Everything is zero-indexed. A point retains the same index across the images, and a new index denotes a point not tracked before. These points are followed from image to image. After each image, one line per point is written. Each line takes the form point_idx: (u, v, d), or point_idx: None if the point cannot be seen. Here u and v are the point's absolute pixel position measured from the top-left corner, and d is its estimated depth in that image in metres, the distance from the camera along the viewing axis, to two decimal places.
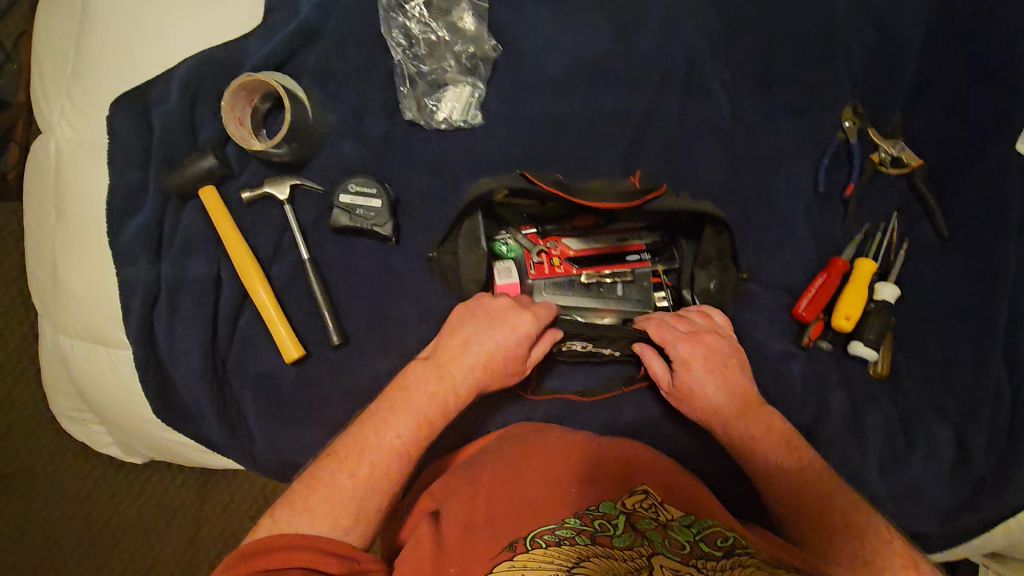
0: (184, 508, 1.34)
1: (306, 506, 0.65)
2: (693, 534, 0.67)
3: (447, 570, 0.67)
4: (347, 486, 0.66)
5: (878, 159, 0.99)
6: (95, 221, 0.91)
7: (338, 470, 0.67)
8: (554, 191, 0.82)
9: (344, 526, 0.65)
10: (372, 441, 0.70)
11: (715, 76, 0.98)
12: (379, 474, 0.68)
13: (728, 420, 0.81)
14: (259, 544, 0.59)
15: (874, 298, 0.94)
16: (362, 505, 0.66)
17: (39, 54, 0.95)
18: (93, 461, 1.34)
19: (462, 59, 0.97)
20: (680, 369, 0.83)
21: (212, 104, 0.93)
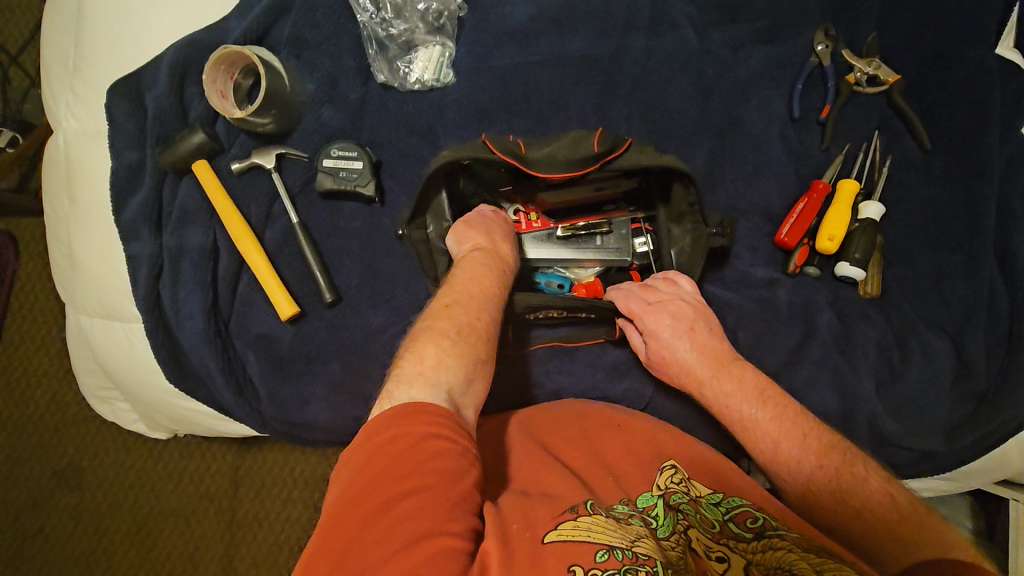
0: (220, 491, 1.40)
1: (449, 348, 0.69)
2: (722, 514, 0.69)
3: (511, 526, 0.62)
4: (476, 328, 0.73)
5: (854, 80, 0.98)
6: (105, 205, 0.99)
7: (465, 315, 0.74)
8: (510, 160, 0.84)
9: (481, 361, 0.72)
10: (479, 294, 0.77)
11: (679, 12, 1.01)
12: (493, 317, 0.77)
13: (704, 380, 0.83)
14: (410, 407, 0.60)
15: (858, 217, 0.93)
16: (485, 349, 0.73)
17: (43, 53, 1.02)
18: (133, 452, 1.42)
19: (430, 18, 1.01)
20: (648, 338, 0.86)
21: (199, 83, 0.99)
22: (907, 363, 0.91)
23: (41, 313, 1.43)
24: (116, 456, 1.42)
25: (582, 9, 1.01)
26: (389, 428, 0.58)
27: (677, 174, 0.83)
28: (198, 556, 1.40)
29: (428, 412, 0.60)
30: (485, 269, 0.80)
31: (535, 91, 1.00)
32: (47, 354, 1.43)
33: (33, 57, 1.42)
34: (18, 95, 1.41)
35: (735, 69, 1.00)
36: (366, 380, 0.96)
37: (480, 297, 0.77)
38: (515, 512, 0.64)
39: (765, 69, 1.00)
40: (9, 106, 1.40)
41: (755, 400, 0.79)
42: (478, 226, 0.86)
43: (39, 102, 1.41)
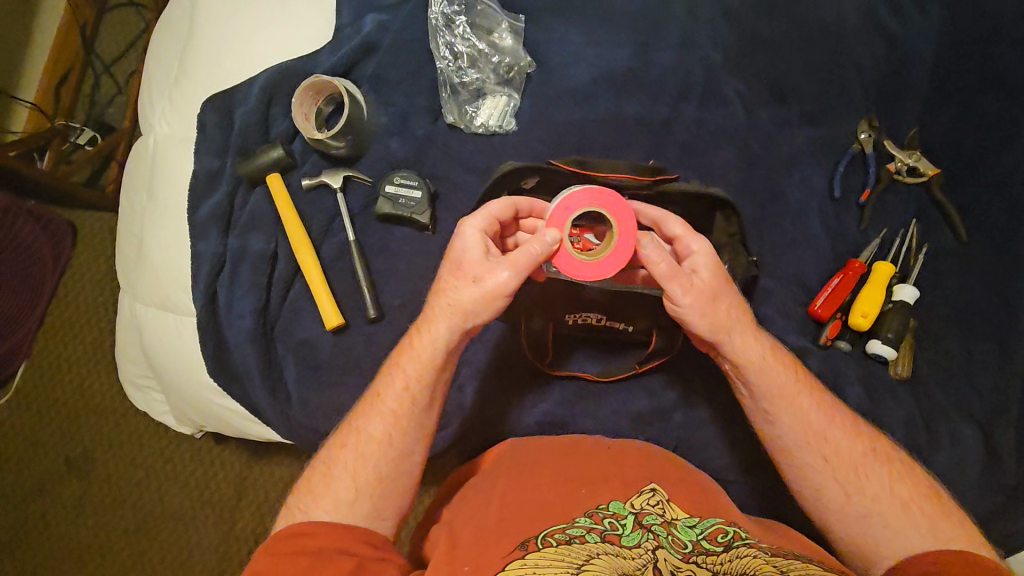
0: (221, 504, 1.45)
1: (316, 499, 0.73)
2: (695, 534, 0.69)
3: (460, 568, 0.68)
4: (339, 466, 0.74)
5: (894, 168, 1.02)
6: (177, 200, 1.06)
7: (334, 454, 0.76)
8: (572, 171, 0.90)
9: (374, 482, 0.74)
10: (381, 416, 0.76)
11: (732, 88, 1.07)
12: (376, 440, 0.75)
13: (752, 337, 0.76)
14: (271, 543, 0.68)
15: (892, 298, 0.96)
16: (382, 464, 0.74)
17: (150, 68, 1.14)
18: (144, 452, 1.49)
19: (500, 71, 1.09)
20: (705, 270, 0.74)
21: (284, 105, 1.08)
22: (935, 447, 0.91)
23: (83, 304, 1.52)
24: (130, 452, 1.49)
25: (642, 76, 1.08)
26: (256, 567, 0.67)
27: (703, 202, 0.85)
28: (191, 564, 1.46)
29: (288, 538, 0.68)
30: (384, 374, 0.78)
31: (589, 146, 1.07)
32: (83, 345, 1.51)
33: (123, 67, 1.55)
34: (106, 100, 1.54)
35: (781, 146, 1.05)
36: None
37: (363, 415, 0.77)
38: (468, 554, 0.70)
39: (809, 149, 1.05)
40: (95, 109, 1.54)
41: (776, 371, 0.75)
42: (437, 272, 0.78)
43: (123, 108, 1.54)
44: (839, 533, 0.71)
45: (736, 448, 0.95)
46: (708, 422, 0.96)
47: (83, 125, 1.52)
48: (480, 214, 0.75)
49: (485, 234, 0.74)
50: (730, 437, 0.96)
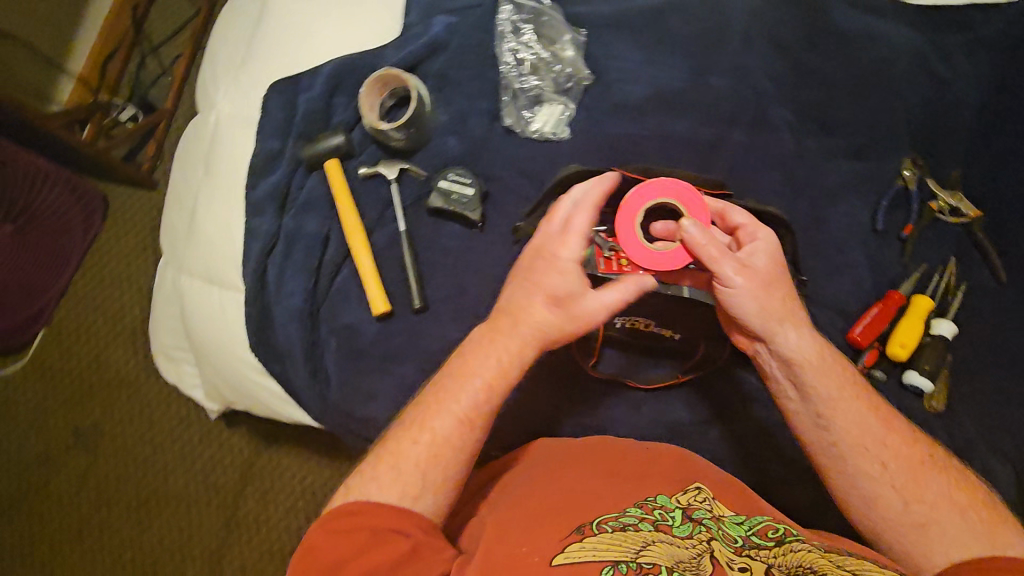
0: (227, 483, 1.50)
1: (379, 483, 0.73)
2: (743, 530, 0.73)
3: (521, 547, 0.70)
4: (407, 457, 0.74)
5: (936, 207, 1.05)
6: (234, 178, 1.09)
7: (402, 444, 0.75)
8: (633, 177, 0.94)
9: (443, 484, 0.74)
10: (453, 423, 0.75)
11: (782, 116, 1.10)
12: (450, 444, 0.75)
13: (798, 328, 0.79)
14: (329, 515, 0.71)
15: (930, 332, 0.98)
16: (450, 468, 0.75)
17: (216, 48, 1.17)
18: (155, 429, 1.53)
19: (559, 81, 1.12)
20: (756, 254, 0.79)
21: (347, 94, 1.11)
22: None
23: (107, 276, 1.58)
24: (138, 428, 1.54)
25: (695, 97, 1.11)
26: (314, 539, 0.70)
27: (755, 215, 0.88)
28: (189, 545, 1.49)
29: (344, 514, 0.71)
30: (457, 377, 0.77)
31: (638, 159, 1.09)
32: (105, 317, 1.57)
33: (171, 53, 1.64)
34: (151, 81, 1.63)
35: (828, 176, 1.08)
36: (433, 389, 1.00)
37: (433, 412, 0.76)
38: (524, 534, 0.73)
39: (855, 181, 1.07)
40: (140, 89, 1.62)
41: (827, 365, 0.78)
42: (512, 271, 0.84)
43: (166, 88, 1.63)
44: (893, 541, 0.73)
45: (768, 466, 0.96)
46: (743, 438, 0.98)
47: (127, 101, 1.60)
48: (572, 238, 0.79)
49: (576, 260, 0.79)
50: (763, 455, 0.97)
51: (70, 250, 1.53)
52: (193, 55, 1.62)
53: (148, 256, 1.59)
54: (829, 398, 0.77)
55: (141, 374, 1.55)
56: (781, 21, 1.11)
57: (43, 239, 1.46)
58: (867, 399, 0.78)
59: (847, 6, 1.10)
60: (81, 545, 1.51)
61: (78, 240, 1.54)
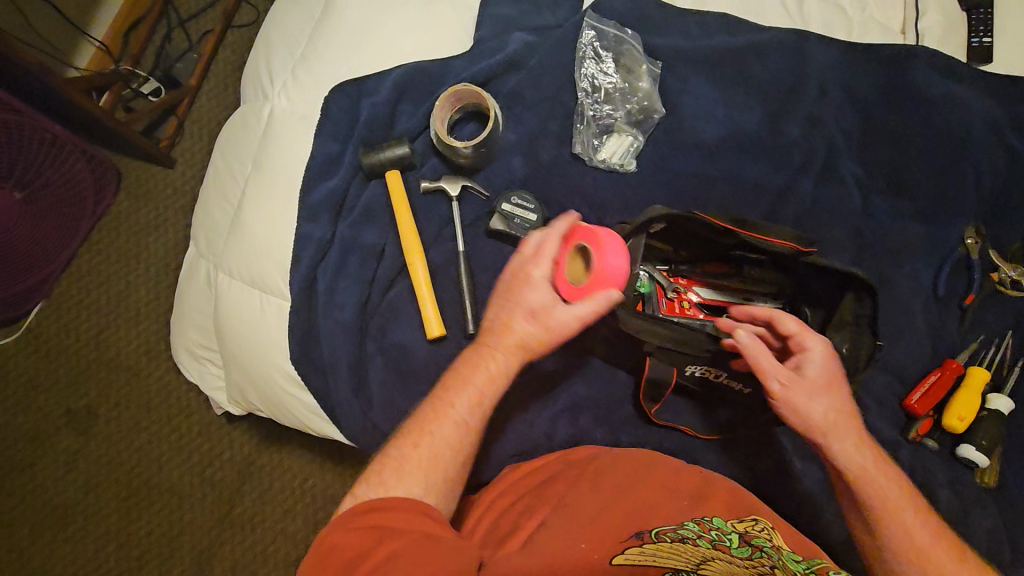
0: (225, 479, 1.44)
1: (389, 488, 0.71)
2: (803, 565, 0.69)
3: (579, 543, 0.73)
4: (412, 465, 0.73)
5: (998, 279, 1.05)
6: (286, 179, 1.03)
7: (404, 447, 0.75)
8: (720, 225, 0.91)
9: (437, 482, 0.73)
10: (449, 427, 0.76)
11: (851, 170, 1.09)
12: (446, 444, 0.75)
13: (850, 438, 0.78)
14: (348, 511, 0.70)
15: (986, 406, 0.97)
16: (448, 466, 0.74)
17: (274, 40, 1.12)
18: (153, 418, 1.46)
19: (632, 113, 1.09)
20: (807, 364, 0.80)
21: (412, 102, 1.06)
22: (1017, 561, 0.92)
23: (116, 254, 1.50)
24: (134, 414, 1.46)
25: (766, 143, 1.09)
26: (331, 534, 0.68)
27: (841, 276, 0.88)
28: (179, 541, 1.42)
29: (367, 512, 0.69)
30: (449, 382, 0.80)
31: (705, 201, 1.08)
32: (107, 295, 1.49)
33: (200, 26, 1.57)
34: (177, 55, 1.55)
35: (893, 236, 1.07)
36: None
37: (437, 422, 0.76)
38: (589, 528, 0.74)
39: (920, 244, 1.06)
40: (164, 63, 1.54)
41: (881, 477, 0.77)
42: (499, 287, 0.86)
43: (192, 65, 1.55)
44: None
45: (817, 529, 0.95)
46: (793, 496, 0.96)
47: (150, 74, 1.52)
48: (542, 261, 0.82)
49: (544, 280, 0.82)
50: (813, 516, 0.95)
51: (77, 228, 1.46)
52: (223, 32, 1.56)
53: (166, 238, 1.52)
54: (881, 509, 0.75)
55: (141, 358, 1.48)
56: (860, 76, 1.10)
57: (51, 211, 1.37)
58: (922, 513, 0.75)
59: (927, 67, 1.09)
60: (60, 533, 1.42)
61: (87, 215, 1.47)
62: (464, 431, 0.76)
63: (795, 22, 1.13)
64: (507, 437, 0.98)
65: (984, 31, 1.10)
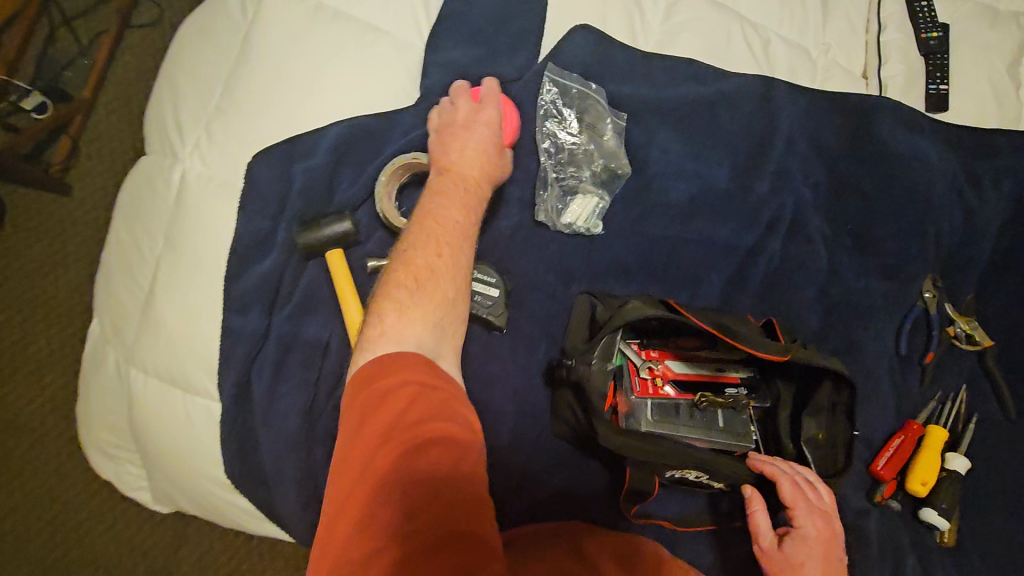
0: (159, 552, 1.22)
1: (421, 293, 0.71)
2: None
3: None
4: (439, 270, 0.74)
5: (953, 333, 1.05)
6: (209, 261, 0.89)
7: (419, 259, 0.74)
8: (697, 324, 0.84)
9: (455, 301, 0.74)
10: (459, 230, 0.79)
11: (817, 227, 1.06)
12: (458, 245, 0.78)
13: None
14: (406, 351, 0.65)
15: (945, 466, 0.98)
16: (459, 277, 0.76)
17: (182, 87, 0.96)
18: (65, 481, 1.23)
19: (599, 172, 1.01)
20: (795, 537, 0.79)
21: (354, 165, 0.94)
22: None
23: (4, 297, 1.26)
24: (40, 483, 1.22)
25: (734, 201, 1.04)
26: (390, 374, 0.62)
27: (827, 374, 0.84)
28: None
29: (430, 383, 0.61)
30: (434, 205, 0.81)
31: (674, 264, 1.02)
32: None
33: (89, 31, 1.34)
34: (63, 62, 1.32)
35: (859, 295, 1.05)
36: None
37: (443, 226, 0.78)
38: None
39: (885, 303, 1.06)
40: (47, 71, 1.31)
41: None
42: (443, 138, 0.89)
43: (83, 74, 1.33)
44: None
45: None
46: None
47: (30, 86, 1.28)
48: (494, 97, 0.91)
49: (498, 111, 0.91)
50: None
51: None
52: (120, 34, 1.33)
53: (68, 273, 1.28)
54: None
55: (44, 417, 1.24)
56: (827, 125, 1.06)
57: None
58: None
59: (892, 120, 1.06)
60: None
61: None
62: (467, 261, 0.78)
63: (761, 67, 1.07)
64: None
65: (940, 78, 1.09)
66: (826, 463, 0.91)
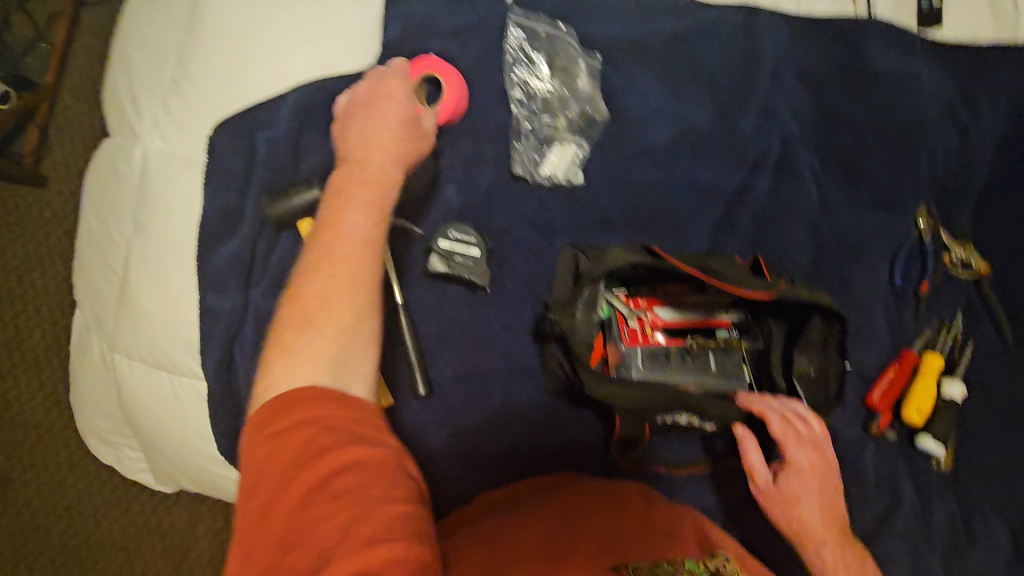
0: (175, 532, 1.24)
1: (315, 331, 0.66)
2: None
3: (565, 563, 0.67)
4: (332, 297, 0.68)
5: (949, 260, 1.04)
6: (180, 241, 0.87)
7: (310, 291, 0.68)
8: (678, 266, 0.82)
9: (353, 329, 0.67)
10: (352, 245, 0.70)
11: (806, 162, 1.02)
12: (355, 261, 0.70)
13: (818, 542, 0.78)
14: (299, 394, 0.62)
15: (942, 394, 0.97)
16: (357, 298, 0.69)
17: (135, 62, 0.92)
18: (76, 470, 1.24)
19: (575, 119, 0.98)
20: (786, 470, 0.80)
21: (318, 132, 0.90)
22: (973, 545, 0.96)
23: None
24: (53, 473, 1.24)
25: (719, 140, 1.00)
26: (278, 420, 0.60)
27: (814, 308, 0.83)
28: None
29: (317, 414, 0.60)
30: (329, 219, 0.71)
31: (660, 211, 0.99)
32: None
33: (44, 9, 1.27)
34: (20, 46, 1.25)
35: (851, 229, 1.03)
36: (447, 482, 0.92)
37: (335, 245, 0.70)
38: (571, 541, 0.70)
39: (877, 236, 1.03)
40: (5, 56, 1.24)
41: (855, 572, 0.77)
42: (342, 129, 0.77)
43: (44, 60, 1.26)
44: None
45: None
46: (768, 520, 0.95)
47: None
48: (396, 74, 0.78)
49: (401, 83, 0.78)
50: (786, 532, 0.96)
51: None
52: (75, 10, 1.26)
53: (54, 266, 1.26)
54: None
55: (47, 412, 1.24)
56: (812, 55, 1.02)
57: None
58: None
59: (880, 43, 1.02)
60: None
61: None
62: (375, 266, 0.71)
63: None
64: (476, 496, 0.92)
65: None
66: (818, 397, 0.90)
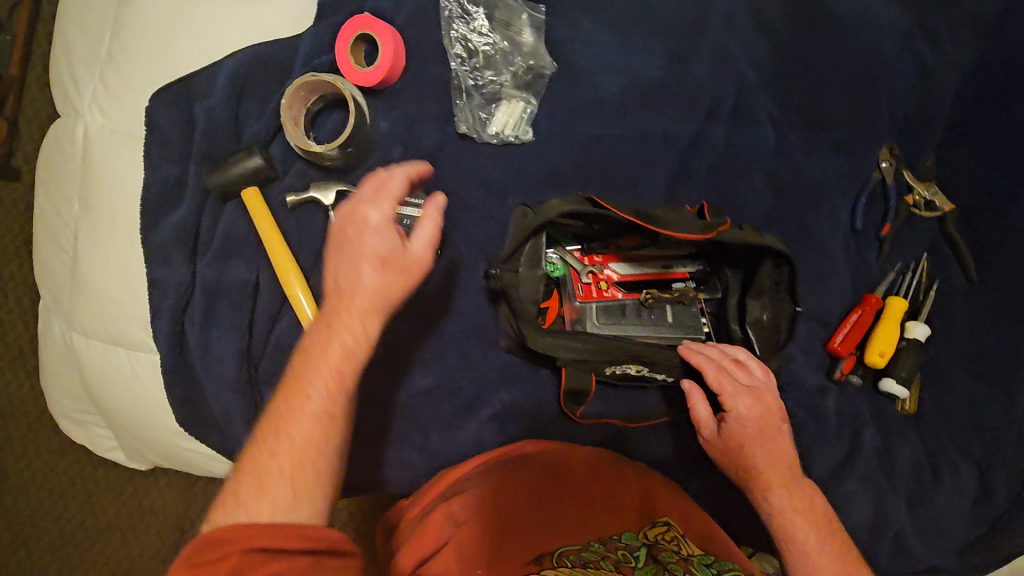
0: (163, 510, 1.22)
1: (264, 496, 0.55)
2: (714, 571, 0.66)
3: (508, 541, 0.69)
4: (281, 468, 0.56)
5: (912, 202, 1.01)
6: (125, 217, 0.87)
7: (266, 448, 0.57)
8: (624, 215, 0.80)
9: (307, 490, 0.56)
10: (319, 395, 0.59)
11: (762, 106, 1.00)
12: (313, 424, 0.57)
13: (765, 489, 0.77)
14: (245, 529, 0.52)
15: (907, 335, 0.95)
16: (317, 459, 0.57)
17: (71, 37, 0.90)
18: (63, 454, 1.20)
19: (520, 74, 0.96)
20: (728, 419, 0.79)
21: (257, 99, 0.89)
22: (934, 483, 0.97)
23: None
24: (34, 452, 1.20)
25: (671, 88, 0.97)
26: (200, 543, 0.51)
27: (760, 251, 0.82)
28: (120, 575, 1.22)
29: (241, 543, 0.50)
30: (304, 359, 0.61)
31: (612, 163, 0.97)
32: None
33: None
34: None
35: (811, 174, 1.01)
36: (407, 445, 0.92)
37: (299, 391, 0.58)
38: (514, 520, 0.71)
39: (837, 180, 1.01)
40: None
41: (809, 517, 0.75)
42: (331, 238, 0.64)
43: None
44: None
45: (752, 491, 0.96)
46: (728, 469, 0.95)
47: None
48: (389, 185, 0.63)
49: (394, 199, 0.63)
50: None
51: None
52: None
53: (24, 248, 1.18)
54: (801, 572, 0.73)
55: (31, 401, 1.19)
56: None
57: None
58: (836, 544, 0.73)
59: None
60: None
61: None
62: (337, 430, 0.58)
63: None
64: (437, 457, 0.92)
65: None
66: (773, 343, 0.89)
